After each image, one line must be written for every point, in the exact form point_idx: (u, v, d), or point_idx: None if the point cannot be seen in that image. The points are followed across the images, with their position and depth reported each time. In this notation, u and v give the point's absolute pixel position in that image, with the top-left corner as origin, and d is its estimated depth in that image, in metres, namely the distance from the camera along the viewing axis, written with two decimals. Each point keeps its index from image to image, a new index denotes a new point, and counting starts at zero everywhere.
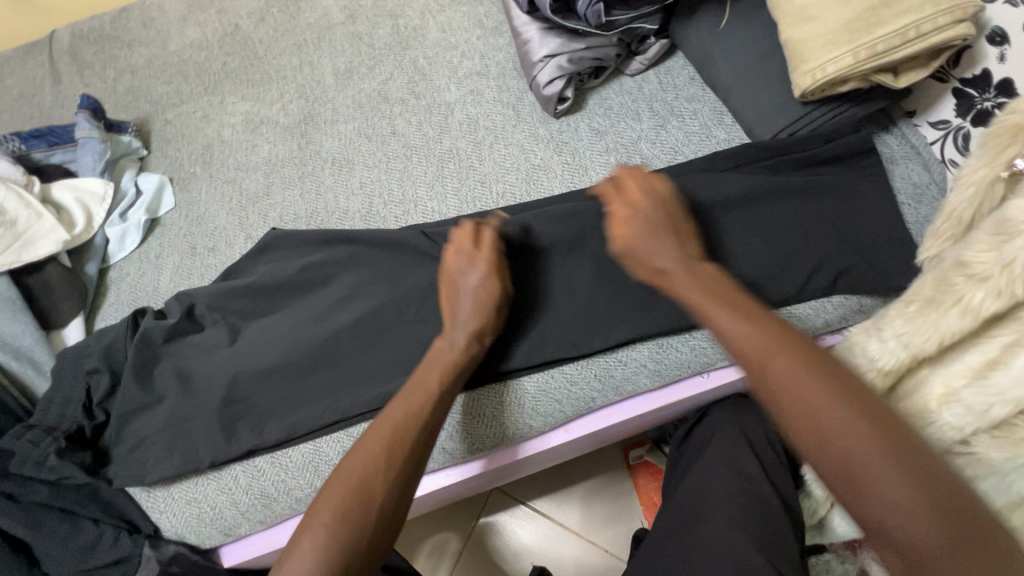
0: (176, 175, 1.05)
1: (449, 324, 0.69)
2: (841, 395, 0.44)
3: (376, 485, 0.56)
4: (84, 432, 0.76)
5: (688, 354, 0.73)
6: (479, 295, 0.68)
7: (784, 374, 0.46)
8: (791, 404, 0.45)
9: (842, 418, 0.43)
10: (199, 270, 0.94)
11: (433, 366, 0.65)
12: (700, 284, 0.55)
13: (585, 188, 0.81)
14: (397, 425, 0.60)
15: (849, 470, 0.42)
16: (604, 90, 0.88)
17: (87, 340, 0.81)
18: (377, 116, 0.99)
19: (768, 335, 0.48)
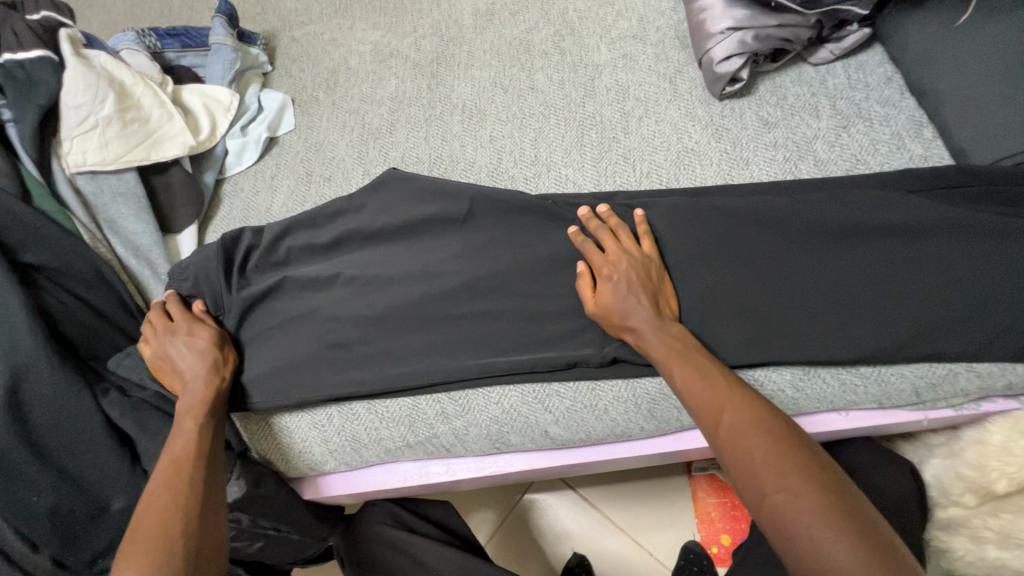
0: (298, 97, 1.03)
1: (612, 313, 0.65)
2: (820, 510, 0.47)
3: (159, 522, 0.57)
4: None
5: (835, 389, 0.64)
6: (646, 290, 0.65)
7: (778, 492, 0.49)
8: (784, 526, 0.47)
9: (823, 535, 0.45)
10: (314, 198, 0.91)
11: (193, 400, 0.68)
12: (710, 388, 0.57)
13: (743, 184, 0.73)
14: (174, 461, 0.62)
15: (804, 536, 0.46)
16: (780, 76, 0.78)
17: (202, 252, 0.81)
18: (516, 67, 0.92)
19: (774, 450, 0.51)
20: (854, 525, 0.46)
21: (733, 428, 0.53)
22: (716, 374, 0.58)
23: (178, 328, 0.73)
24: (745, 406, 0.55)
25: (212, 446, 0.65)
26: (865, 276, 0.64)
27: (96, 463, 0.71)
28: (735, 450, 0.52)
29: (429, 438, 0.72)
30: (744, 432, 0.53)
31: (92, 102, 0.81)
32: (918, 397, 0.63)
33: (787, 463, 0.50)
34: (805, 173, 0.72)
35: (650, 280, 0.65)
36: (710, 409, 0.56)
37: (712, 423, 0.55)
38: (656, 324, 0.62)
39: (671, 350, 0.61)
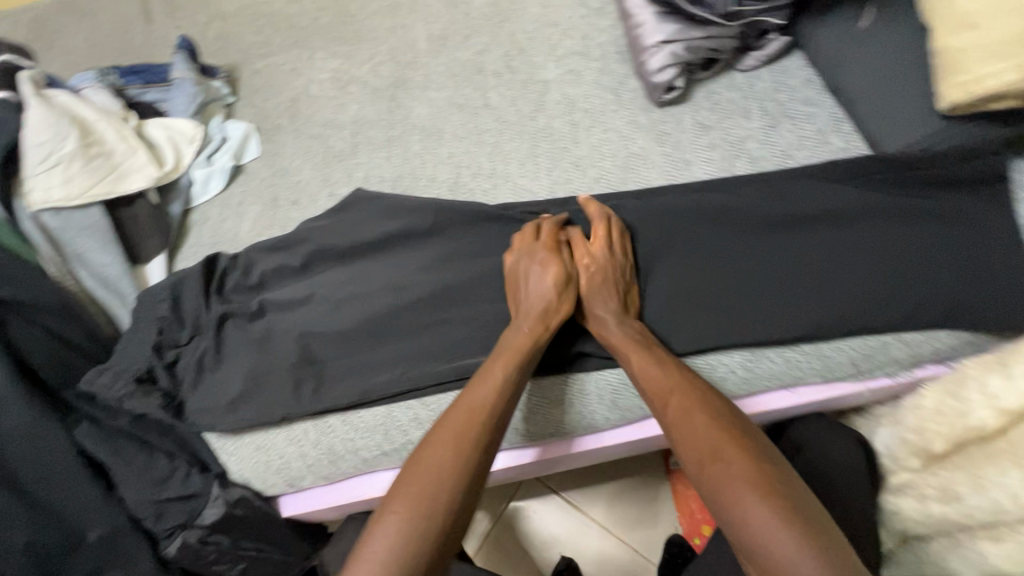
0: (261, 126, 1.06)
1: (587, 305, 0.70)
2: (751, 479, 0.51)
3: (457, 481, 0.56)
4: (155, 370, 0.78)
5: (781, 367, 0.69)
6: (614, 287, 0.69)
7: (720, 471, 0.52)
8: (720, 493, 0.52)
9: (752, 501, 0.49)
10: (281, 221, 0.94)
11: (492, 370, 0.64)
12: (662, 372, 0.62)
13: (685, 183, 0.78)
14: (467, 427, 0.60)
15: (736, 503, 0.50)
16: (712, 83, 0.85)
17: (173, 279, 0.83)
18: (470, 87, 0.97)
19: (715, 425, 0.56)
20: (780, 493, 0.50)
21: (678, 408, 0.58)
22: (677, 366, 0.63)
23: (536, 253, 0.71)
24: (692, 387, 0.60)
25: (502, 410, 0.62)
26: (798, 260, 0.70)
27: (74, 494, 0.71)
28: (680, 429, 0.57)
29: (403, 445, 0.74)
30: (692, 412, 0.57)
31: (53, 139, 0.83)
32: (857, 368, 0.68)
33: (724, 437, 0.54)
34: (740, 170, 0.78)
35: (619, 282, 0.69)
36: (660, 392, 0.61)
37: (661, 403, 0.60)
38: (616, 315, 0.68)
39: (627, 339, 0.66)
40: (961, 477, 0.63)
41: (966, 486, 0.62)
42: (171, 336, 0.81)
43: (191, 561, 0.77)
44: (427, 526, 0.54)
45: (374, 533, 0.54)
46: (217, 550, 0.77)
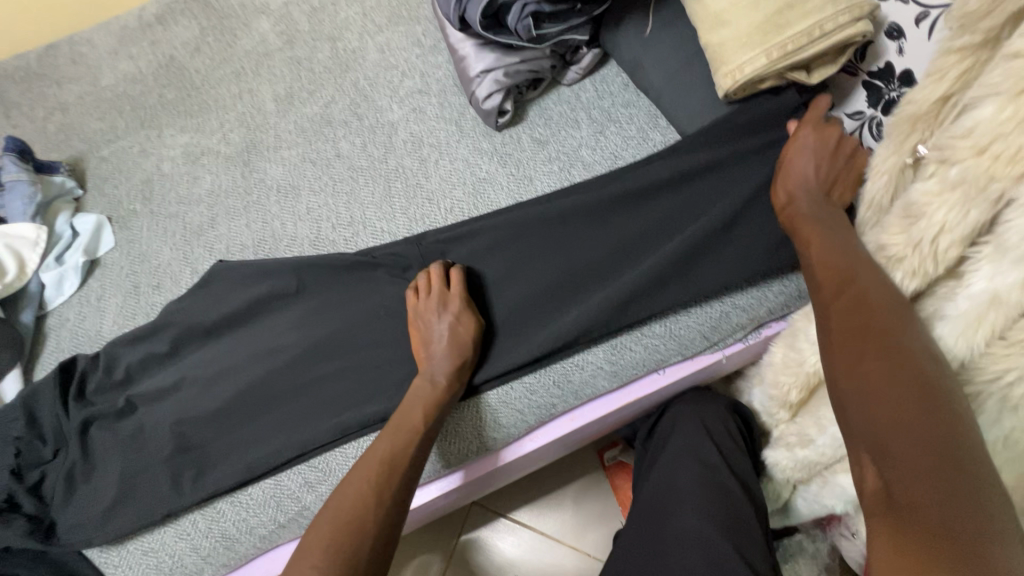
0: (115, 214, 1.02)
1: (782, 172, 0.67)
2: (912, 383, 0.44)
3: (376, 518, 0.60)
4: (17, 497, 0.72)
5: (642, 353, 0.73)
6: (835, 153, 0.66)
7: (870, 381, 0.46)
8: (871, 395, 0.45)
9: (908, 408, 0.43)
10: (145, 308, 0.90)
11: (416, 410, 0.67)
12: (829, 258, 0.56)
13: (530, 198, 0.82)
14: (387, 472, 0.63)
15: (878, 406, 0.44)
16: (543, 100, 0.90)
17: (24, 395, 0.77)
18: (321, 140, 0.98)
19: (864, 317, 0.50)
20: (931, 399, 0.42)
21: (845, 300, 0.52)
22: (853, 252, 0.55)
23: (441, 298, 0.73)
24: (847, 283, 0.53)
25: (420, 455, 0.65)
26: (636, 253, 0.75)
27: None
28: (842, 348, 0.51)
29: (299, 513, 0.72)
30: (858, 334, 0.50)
31: None
32: (709, 340, 0.74)
33: (884, 334, 0.48)
34: (578, 177, 0.83)
35: (834, 147, 0.66)
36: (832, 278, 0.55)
37: (831, 287, 0.54)
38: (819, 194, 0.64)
39: (820, 212, 0.62)
40: (809, 421, 0.69)
41: (814, 429, 0.68)
42: (31, 455, 0.75)
43: None
44: (346, 561, 0.56)
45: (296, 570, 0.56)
46: None
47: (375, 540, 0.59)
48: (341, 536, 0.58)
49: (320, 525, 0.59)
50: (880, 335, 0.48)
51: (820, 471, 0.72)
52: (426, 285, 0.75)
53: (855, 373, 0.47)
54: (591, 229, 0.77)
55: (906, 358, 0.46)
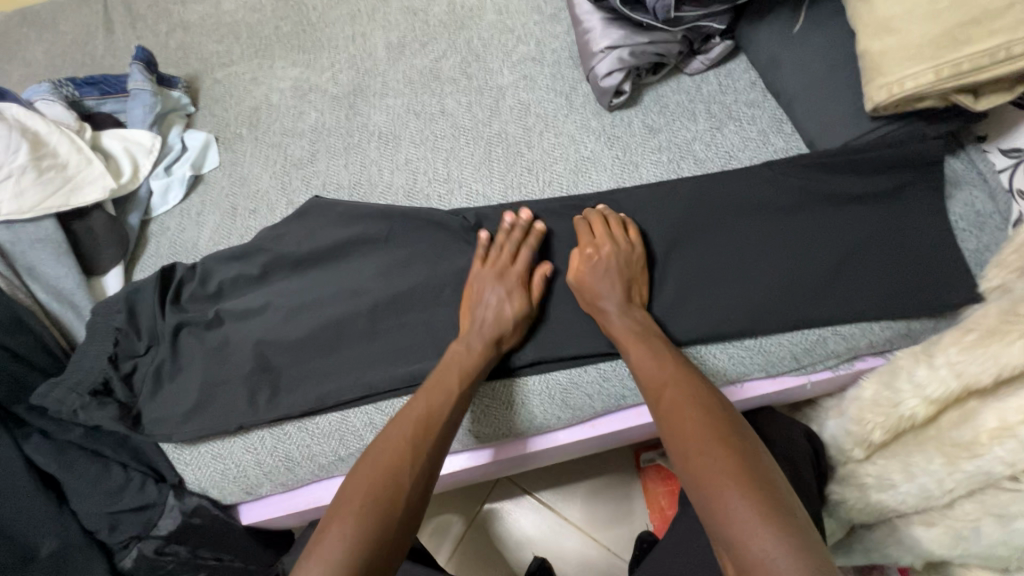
0: (222, 135, 1.06)
1: (585, 292, 0.72)
2: (736, 477, 0.50)
3: (411, 475, 0.59)
4: (111, 384, 0.78)
5: (725, 362, 0.71)
6: (627, 287, 0.71)
7: (705, 478, 0.52)
8: (705, 491, 0.51)
9: (732, 499, 0.49)
10: (240, 230, 0.94)
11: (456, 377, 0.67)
12: (656, 365, 0.64)
13: (634, 185, 0.80)
14: (423, 433, 0.62)
15: (714, 499, 0.50)
16: (661, 87, 0.87)
17: (127, 293, 0.82)
18: (427, 94, 0.98)
19: (700, 423, 0.56)
20: (756, 480, 0.50)
21: (667, 406, 0.60)
22: (679, 372, 0.62)
23: (499, 274, 0.73)
24: (689, 389, 0.60)
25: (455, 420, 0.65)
26: (734, 260, 0.73)
27: (23, 508, 0.70)
28: (668, 421, 0.58)
29: (359, 450, 0.75)
30: (682, 403, 0.59)
31: (5, 153, 0.83)
32: (798, 362, 0.71)
33: (707, 433, 0.55)
34: (686, 172, 0.80)
35: (632, 272, 0.71)
36: (656, 384, 0.63)
37: (657, 398, 0.61)
38: (621, 304, 0.69)
39: (627, 324, 0.68)
40: (894, 465, 0.65)
41: (899, 474, 0.65)
42: (128, 346, 0.81)
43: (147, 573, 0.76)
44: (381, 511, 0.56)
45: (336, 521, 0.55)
46: (174, 563, 0.76)
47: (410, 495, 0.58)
48: (380, 488, 0.57)
49: (357, 480, 0.59)
50: (714, 434, 0.55)
51: (891, 518, 0.68)
52: (495, 255, 0.76)
53: (697, 470, 0.53)
54: (695, 225, 0.75)
55: (733, 443, 0.54)
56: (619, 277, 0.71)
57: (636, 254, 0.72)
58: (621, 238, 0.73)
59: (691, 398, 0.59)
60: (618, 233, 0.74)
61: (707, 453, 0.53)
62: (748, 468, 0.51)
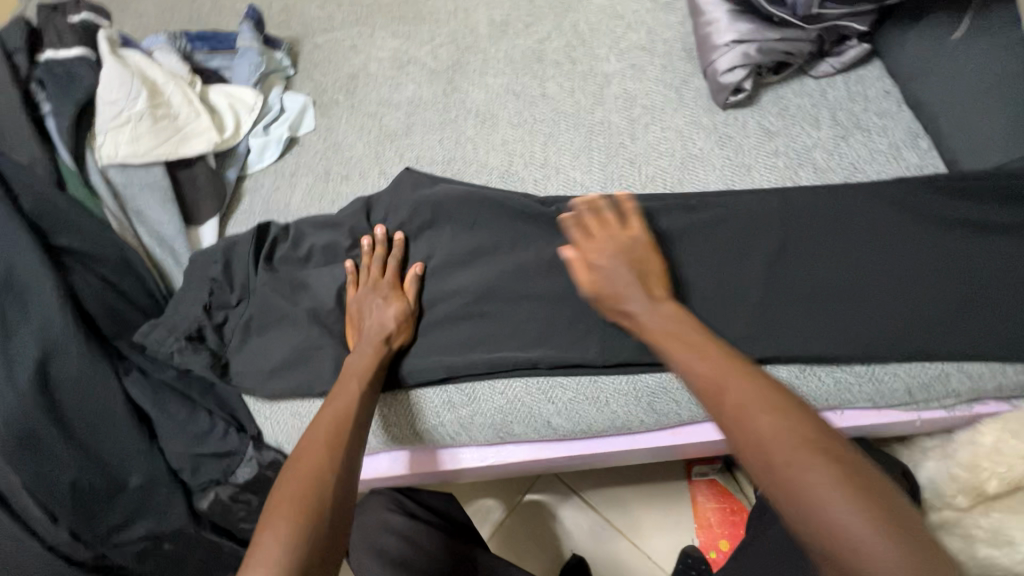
0: (318, 100, 1.07)
1: (602, 290, 0.64)
2: (847, 493, 0.41)
3: (341, 483, 0.57)
4: (203, 332, 0.79)
5: (831, 387, 0.66)
6: (644, 280, 0.63)
7: (806, 499, 0.42)
8: (805, 515, 0.42)
9: (847, 519, 0.40)
10: (331, 195, 0.95)
11: (351, 376, 0.68)
12: (708, 360, 0.52)
13: (745, 189, 0.76)
14: (342, 435, 0.61)
15: (821, 524, 0.41)
16: (782, 88, 0.82)
17: (225, 248, 0.85)
18: (528, 75, 0.96)
19: (789, 425, 0.45)
20: (870, 490, 0.41)
21: (734, 407, 0.48)
22: (727, 361, 0.52)
23: (378, 284, 0.77)
24: (752, 381, 0.49)
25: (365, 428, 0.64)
26: (851, 280, 0.68)
27: (118, 440, 0.73)
28: (737, 419, 0.47)
29: (435, 427, 0.75)
30: (737, 393, 0.49)
31: (125, 99, 0.85)
32: (911, 396, 0.66)
33: (800, 437, 0.44)
34: (804, 180, 0.75)
35: (643, 263, 0.65)
36: (710, 383, 0.51)
37: (716, 398, 0.50)
38: (647, 298, 0.61)
39: (664, 318, 0.59)
40: None
41: None
42: (220, 297, 0.82)
43: (221, 517, 0.78)
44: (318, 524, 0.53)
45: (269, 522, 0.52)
46: (245, 510, 0.78)
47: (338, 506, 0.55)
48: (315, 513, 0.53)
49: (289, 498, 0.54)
50: (808, 439, 0.44)
51: None
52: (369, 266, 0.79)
53: (793, 488, 0.43)
54: (812, 237, 0.70)
55: (833, 447, 0.44)
56: (628, 267, 0.64)
57: (636, 241, 0.67)
58: (616, 228, 0.68)
59: (759, 391, 0.48)
60: (603, 223, 0.69)
61: (805, 463, 0.43)
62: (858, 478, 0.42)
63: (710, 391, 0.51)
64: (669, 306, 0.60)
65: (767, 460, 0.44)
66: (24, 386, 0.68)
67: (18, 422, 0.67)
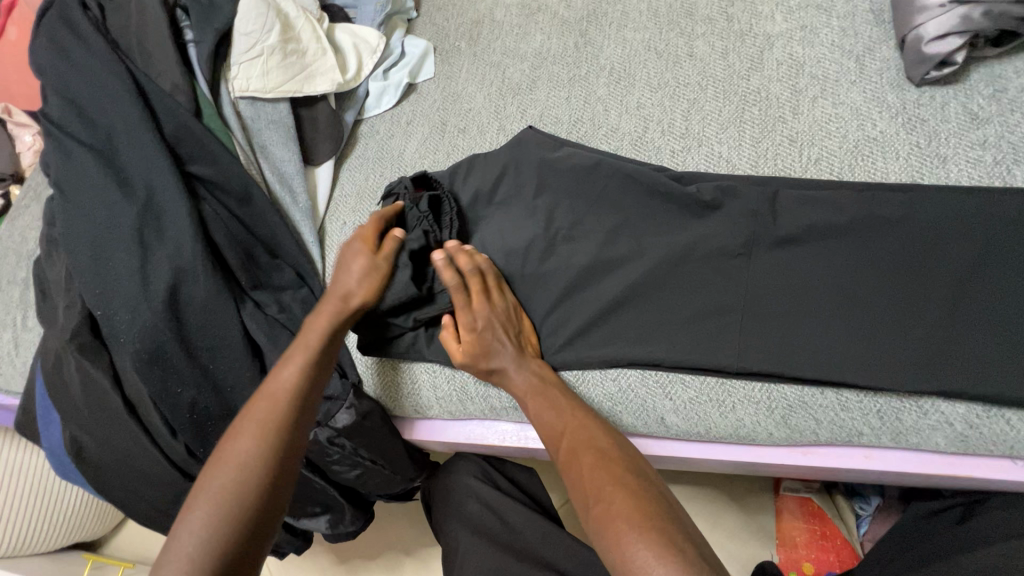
0: (440, 46, 1.02)
1: (479, 357, 0.67)
2: (629, 515, 0.48)
3: (266, 471, 0.55)
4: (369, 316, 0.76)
5: (1018, 432, 0.56)
6: (513, 339, 0.68)
7: (606, 522, 0.49)
8: (603, 539, 0.49)
9: (628, 538, 0.47)
10: (446, 147, 0.91)
11: (318, 319, 0.66)
12: (554, 413, 0.62)
13: (935, 184, 0.63)
14: (274, 398, 0.60)
15: (624, 547, 0.46)
16: (1001, 64, 0.67)
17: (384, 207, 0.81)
18: (674, 32, 0.85)
19: (597, 463, 0.55)
20: (646, 513, 0.48)
21: (564, 452, 0.58)
22: (577, 411, 0.62)
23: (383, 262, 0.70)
24: (592, 433, 0.59)
25: (310, 408, 0.62)
26: None
27: (233, 369, 0.75)
28: (574, 469, 0.56)
29: None
30: (581, 448, 0.57)
31: (259, 31, 0.83)
32: None
33: (611, 470, 0.53)
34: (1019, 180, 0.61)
35: (508, 320, 0.70)
36: (555, 431, 0.61)
37: (556, 443, 0.60)
38: (515, 355, 0.67)
39: (528, 375, 0.66)
40: None
41: None
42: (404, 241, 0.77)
43: (317, 456, 0.80)
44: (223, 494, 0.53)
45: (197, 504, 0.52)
46: (340, 453, 0.79)
47: (259, 493, 0.54)
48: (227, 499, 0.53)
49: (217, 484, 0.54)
50: (614, 471, 0.53)
51: None
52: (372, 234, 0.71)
53: (597, 511, 0.51)
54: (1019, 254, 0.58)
55: (628, 478, 0.52)
56: (499, 328, 0.68)
57: (490, 295, 0.70)
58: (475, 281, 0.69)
59: (593, 445, 0.57)
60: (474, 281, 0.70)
61: (601, 489, 0.52)
62: (647, 508, 0.49)
63: (556, 438, 0.61)
64: (541, 366, 0.68)
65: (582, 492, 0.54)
66: (158, 307, 0.71)
67: (150, 339, 0.71)
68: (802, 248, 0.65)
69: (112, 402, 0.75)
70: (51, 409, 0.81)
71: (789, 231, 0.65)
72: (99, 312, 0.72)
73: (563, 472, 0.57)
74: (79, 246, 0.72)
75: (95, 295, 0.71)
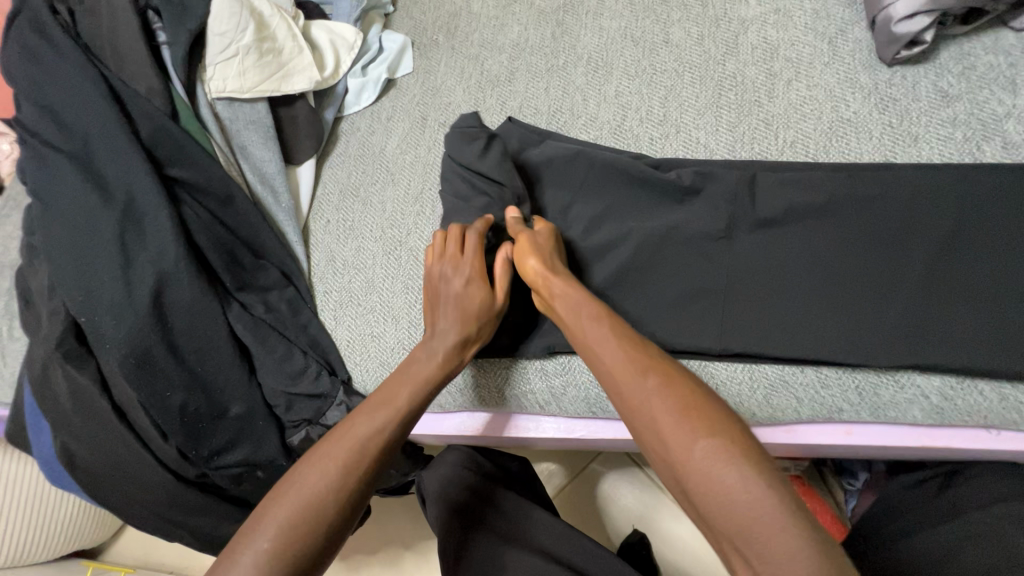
0: (417, 40, 1.01)
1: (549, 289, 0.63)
2: (734, 464, 0.42)
3: (346, 485, 0.50)
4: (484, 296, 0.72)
5: (991, 402, 0.58)
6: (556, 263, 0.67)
7: (706, 476, 0.43)
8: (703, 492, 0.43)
9: (743, 492, 0.41)
10: (428, 142, 0.91)
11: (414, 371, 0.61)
12: (624, 351, 0.53)
13: (908, 162, 0.65)
14: (354, 438, 0.53)
15: (733, 505, 0.41)
16: (969, 41, 0.68)
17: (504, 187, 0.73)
18: (650, 19, 0.85)
19: (683, 402, 0.47)
20: (754, 461, 0.43)
21: (640, 385, 0.49)
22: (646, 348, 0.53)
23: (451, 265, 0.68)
24: (671, 370, 0.50)
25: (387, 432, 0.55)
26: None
27: (221, 370, 0.75)
28: (649, 408, 0.48)
29: (524, 394, 0.73)
30: (663, 388, 0.48)
31: (234, 30, 0.82)
32: None
33: (698, 411, 0.46)
34: (988, 157, 0.63)
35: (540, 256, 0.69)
36: (623, 370, 0.51)
37: (625, 379, 0.51)
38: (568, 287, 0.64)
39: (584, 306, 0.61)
40: None
41: None
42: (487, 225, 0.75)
43: None
44: (307, 534, 0.48)
45: (261, 530, 0.48)
46: None
47: (341, 505, 0.50)
48: (303, 524, 0.48)
49: (290, 497, 0.49)
50: (702, 412, 0.46)
51: None
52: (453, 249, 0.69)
53: (694, 457, 0.44)
54: (988, 230, 0.59)
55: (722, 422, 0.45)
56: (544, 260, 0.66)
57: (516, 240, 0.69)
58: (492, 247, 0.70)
59: (680, 389, 0.48)
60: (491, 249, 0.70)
61: (697, 435, 0.45)
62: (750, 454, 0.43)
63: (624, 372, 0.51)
64: None
65: (665, 438, 0.46)
66: (143, 311, 0.71)
67: (136, 344, 0.71)
68: (779, 231, 0.66)
69: (102, 408, 0.75)
70: (41, 417, 0.81)
71: (766, 215, 0.66)
72: (84, 319, 0.72)
73: (632, 403, 0.50)
74: (61, 253, 0.72)
75: (80, 301, 0.71)
